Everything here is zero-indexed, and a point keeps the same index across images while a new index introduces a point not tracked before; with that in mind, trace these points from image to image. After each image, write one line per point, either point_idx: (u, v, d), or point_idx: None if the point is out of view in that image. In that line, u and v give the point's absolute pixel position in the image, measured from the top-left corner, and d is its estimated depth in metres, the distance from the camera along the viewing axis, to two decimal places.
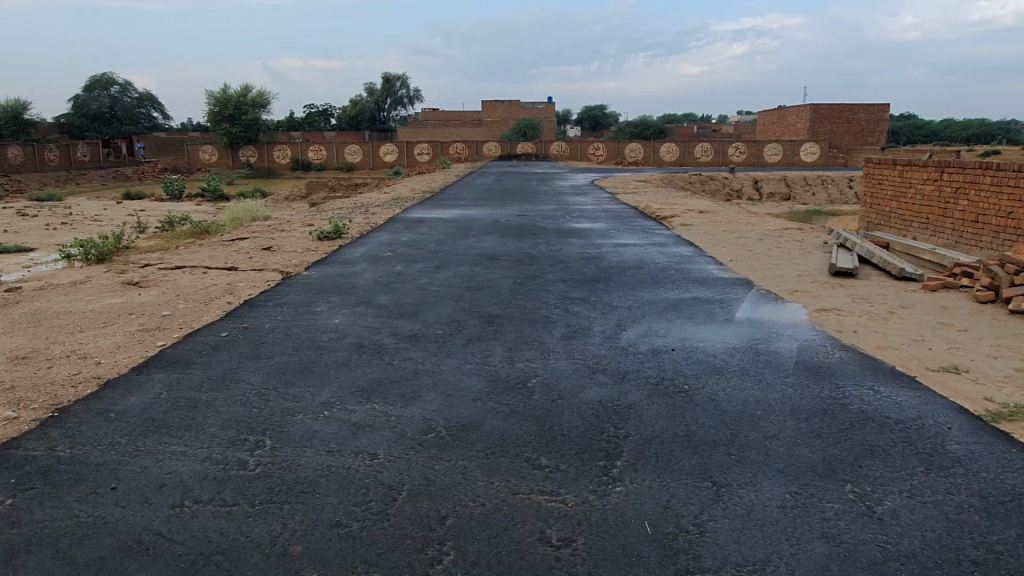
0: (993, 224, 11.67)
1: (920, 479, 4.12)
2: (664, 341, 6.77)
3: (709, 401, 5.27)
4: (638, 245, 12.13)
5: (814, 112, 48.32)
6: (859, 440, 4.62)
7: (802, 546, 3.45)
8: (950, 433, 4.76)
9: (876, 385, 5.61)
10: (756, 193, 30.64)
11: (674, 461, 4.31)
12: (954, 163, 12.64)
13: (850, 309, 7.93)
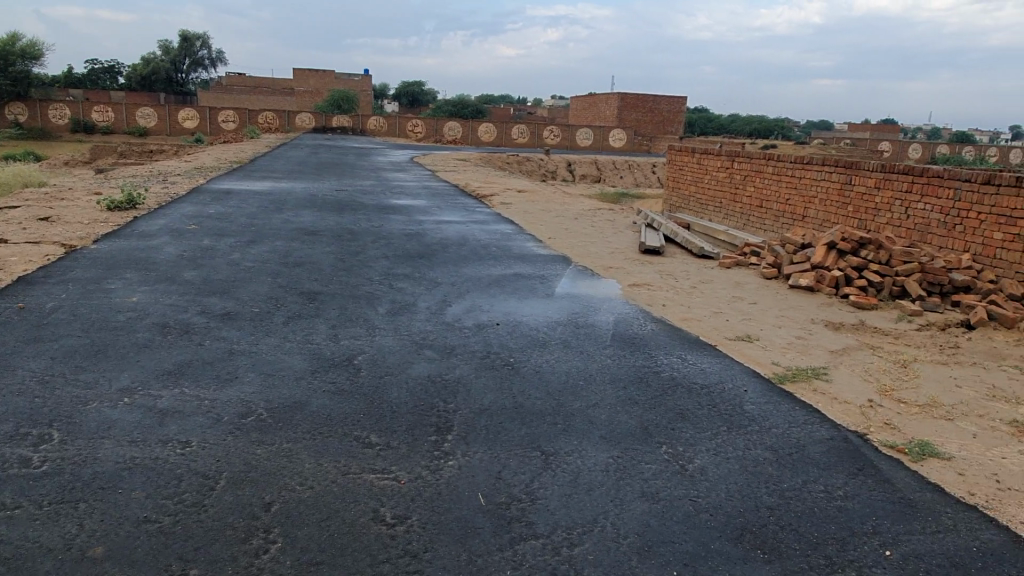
0: (774, 209, 13.09)
1: (723, 438, 4.52)
2: (489, 316, 6.85)
3: (535, 373, 5.41)
4: (460, 222, 12.19)
5: (621, 101, 51.22)
6: (671, 404, 4.97)
7: (625, 506, 3.65)
8: (745, 395, 5.27)
9: (682, 354, 6.07)
10: (569, 174, 31.99)
11: (504, 432, 4.38)
12: (743, 153, 13.96)
13: (659, 284, 8.51)
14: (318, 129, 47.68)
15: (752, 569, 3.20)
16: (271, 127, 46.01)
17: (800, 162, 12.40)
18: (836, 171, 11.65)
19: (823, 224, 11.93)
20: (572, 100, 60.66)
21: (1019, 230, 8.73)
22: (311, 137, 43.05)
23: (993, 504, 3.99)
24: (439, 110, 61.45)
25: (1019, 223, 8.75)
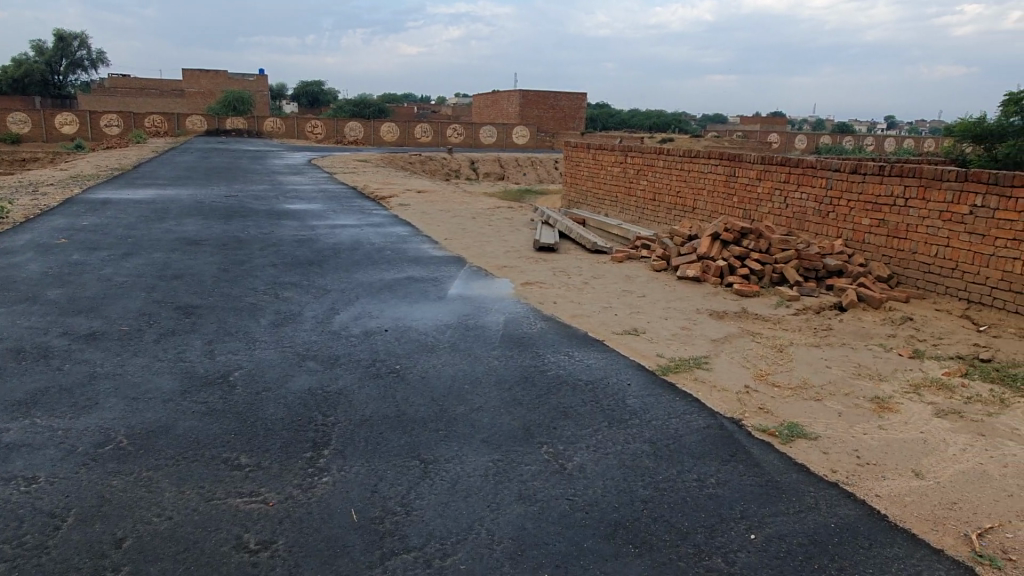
0: (666, 202, 13.46)
1: (604, 433, 4.58)
2: (377, 323, 6.72)
3: (420, 379, 5.34)
4: (355, 226, 11.93)
5: (522, 98, 51.57)
6: (554, 403, 5.01)
7: (501, 511, 3.63)
8: (629, 388, 5.37)
9: (570, 351, 6.13)
10: (472, 173, 31.97)
11: (383, 443, 4.29)
12: (635, 148, 14.30)
13: (551, 281, 8.59)
14: (211, 132, 45.77)
15: (623, 565, 3.24)
16: (159, 131, 43.79)
17: (688, 156, 12.81)
18: (720, 163, 12.10)
19: (711, 215, 12.37)
20: (474, 98, 60.64)
21: (884, 216, 9.35)
22: (203, 139, 41.22)
23: (853, 479, 4.22)
24: (339, 111, 60.11)
25: (883, 208, 9.38)
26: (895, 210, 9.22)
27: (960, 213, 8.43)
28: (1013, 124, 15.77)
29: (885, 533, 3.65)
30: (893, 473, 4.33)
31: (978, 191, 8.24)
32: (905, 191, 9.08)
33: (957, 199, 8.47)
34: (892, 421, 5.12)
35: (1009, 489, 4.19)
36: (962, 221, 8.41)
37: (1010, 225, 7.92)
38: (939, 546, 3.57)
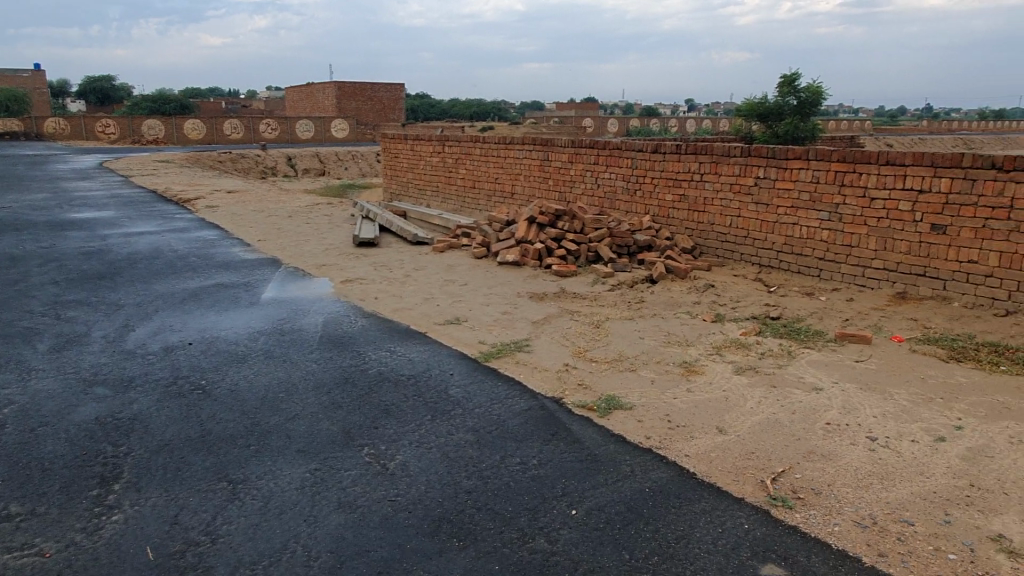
0: (485, 189, 13.59)
1: (426, 427, 4.50)
2: (180, 336, 6.18)
3: (228, 393, 4.96)
4: (154, 232, 10.96)
5: (339, 90, 50.11)
6: (375, 402, 4.85)
7: (319, 523, 3.43)
8: (452, 379, 5.32)
9: (392, 347, 5.98)
10: (290, 170, 30.58)
11: (185, 468, 3.93)
12: (452, 137, 14.28)
13: (372, 277, 8.35)
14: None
15: (447, 560, 3.18)
16: None
17: (503, 142, 12.99)
18: (534, 148, 12.39)
19: (529, 199, 12.64)
20: (287, 92, 58.11)
21: (684, 191, 10.03)
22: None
23: (665, 443, 4.44)
24: (135, 108, 55.06)
25: (682, 184, 10.05)
26: (692, 185, 9.92)
27: (747, 185, 9.24)
28: (790, 104, 17.45)
29: (693, 490, 3.87)
30: (700, 432, 4.61)
31: (760, 164, 9.06)
32: (699, 167, 9.79)
33: (743, 172, 9.25)
34: (698, 383, 5.47)
35: (797, 434, 4.61)
36: (749, 191, 9.22)
37: (789, 193, 8.80)
38: (740, 495, 3.84)
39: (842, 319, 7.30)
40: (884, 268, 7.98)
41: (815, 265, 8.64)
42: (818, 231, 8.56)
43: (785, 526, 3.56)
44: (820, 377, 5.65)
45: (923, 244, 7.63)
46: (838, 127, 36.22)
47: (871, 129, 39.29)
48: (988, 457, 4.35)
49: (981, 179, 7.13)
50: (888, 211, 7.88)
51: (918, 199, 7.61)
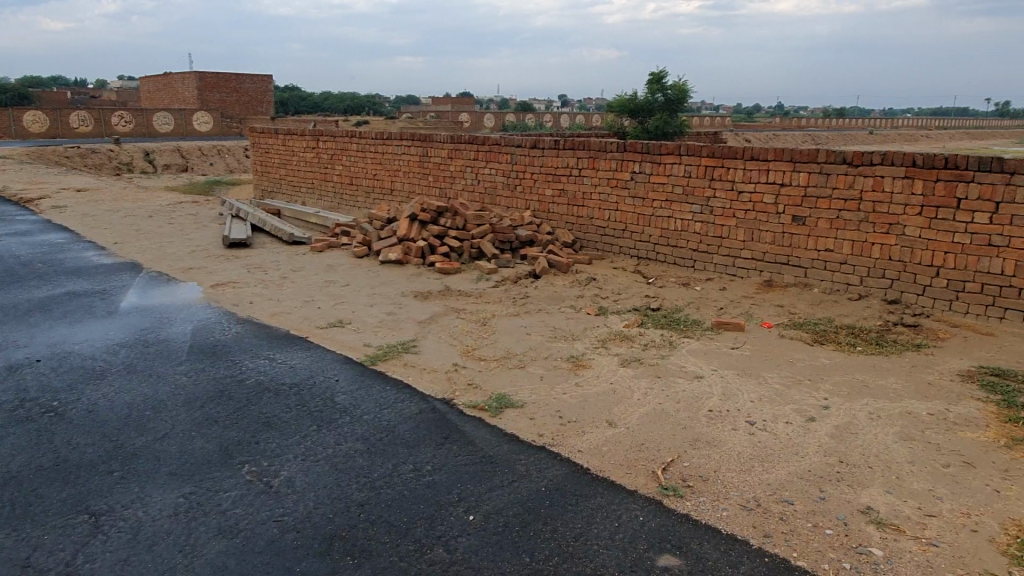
0: (363, 185, 13.23)
1: (312, 439, 4.27)
2: (25, 353, 5.56)
3: (87, 414, 4.51)
4: None
5: (201, 81, 47.33)
6: (255, 415, 4.56)
7: (197, 553, 3.17)
8: (337, 385, 5.10)
9: (270, 354, 5.66)
10: (148, 165, 28.51)
11: (38, 502, 3.52)
12: (326, 131, 13.79)
13: (246, 280, 7.90)
14: None
15: None
16: None
17: (380, 137, 12.68)
18: (412, 144, 12.18)
19: (409, 195, 12.42)
20: (141, 83, 54.27)
21: (563, 186, 10.17)
22: None
23: (557, 440, 4.45)
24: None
25: (561, 179, 10.19)
26: (571, 180, 10.07)
27: (624, 180, 9.48)
28: (657, 101, 18.20)
29: (588, 486, 3.90)
30: (591, 427, 4.66)
31: (635, 159, 9.32)
32: (577, 162, 9.95)
33: (619, 167, 9.49)
34: (586, 377, 5.54)
35: (683, 423, 4.75)
36: (626, 186, 9.47)
37: (663, 188, 9.11)
38: (634, 487, 3.90)
39: (716, 307, 7.65)
40: (752, 258, 8.45)
41: (689, 256, 9.02)
42: (691, 224, 8.93)
43: (677, 515, 3.64)
44: (700, 365, 5.88)
45: (785, 235, 8.13)
46: (701, 123, 38.15)
47: (730, 125, 41.66)
48: (853, 433, 4.67)
49: (835, 173, 7.66)
50: (754, 204, 8.32)
51: (780, 191, 8.09)
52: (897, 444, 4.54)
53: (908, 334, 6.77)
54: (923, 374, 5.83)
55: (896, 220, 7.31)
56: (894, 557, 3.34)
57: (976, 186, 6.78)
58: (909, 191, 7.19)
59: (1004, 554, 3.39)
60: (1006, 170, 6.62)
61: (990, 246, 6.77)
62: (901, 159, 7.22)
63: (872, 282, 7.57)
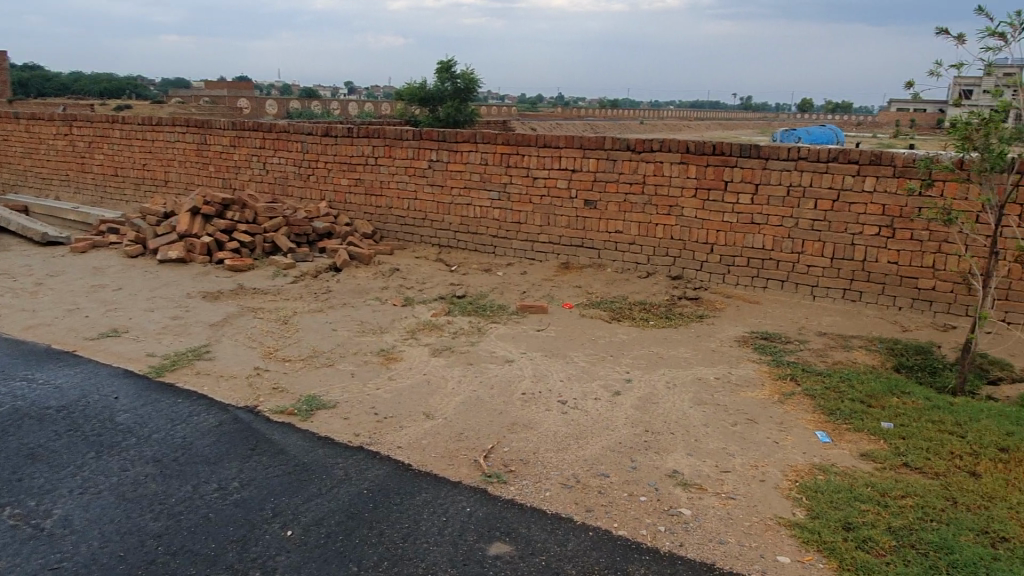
0: (131, 176, 11.88)
1: (90, 468, 3.72)
2: None
3: None
4: None
5: None
6: (14, 447, 3.89)
7: None
8: (117, 403, 4.50)
9: (29, 374, 4.86)
10: None
11: None
12: (81, 116, 12.17)
13: None
14: None
15: None
16: None
17: (149, 123, 11.45)
18: (188, 131, 11.13)
19: (187, 187, 11.36)
20: None
21: (359, 174, 9.86)
22: None
23: (375, 438, 4.27)
24: None
25: (357, 168, 9.87)
26: (367, 168, 9.79)
27: (421, 167, 9.39)
28: (447, 89, 17.99)
29: (412, 483, 3.78)
30: (408, 421, 4.53)
31: (431, 147, 9.25)
32: (372, 150, 9.68)
33: (416, 155, 9.38)
34: (399, 370, 5.39)
35: (499, 408, 4.79)
36: (424, 174, 9.39)
37: (461, 175, 9.14)
38: (457, 479, 3.85)
39: (519, 291, 7.84)
40: (549, 242, 8.77)
41: (490, 242, 9.16)
42: (490, 211, 9.06)
43: (503, 501, 3.64)
44: (510, 349, 5.98)
45: (579, 219, 8.53)
46: (488, 112, 38.94)
47: (516, 114, 42.93)
48: (654, 403, 4.99)
49: (620, 159, 8.14)
50: (549, 190, 8.62)
51: (572, 177, 8.45)
52: (691, 409, 4.93)
53: (690, 307, 7.41)
54: (706, 342, 6.40)
55: (675, 202, 7.95)
56: (701, 514, 3.60)
57: (739, 170, 7.55)
58: (684, 175, 7.83)
59: (788, 497, 3.79)
60: (763, 155, 7.42)
61: (752, 223, 7.60)
62: (676, 146, 7.84)
63: (657, 261, 8.19)
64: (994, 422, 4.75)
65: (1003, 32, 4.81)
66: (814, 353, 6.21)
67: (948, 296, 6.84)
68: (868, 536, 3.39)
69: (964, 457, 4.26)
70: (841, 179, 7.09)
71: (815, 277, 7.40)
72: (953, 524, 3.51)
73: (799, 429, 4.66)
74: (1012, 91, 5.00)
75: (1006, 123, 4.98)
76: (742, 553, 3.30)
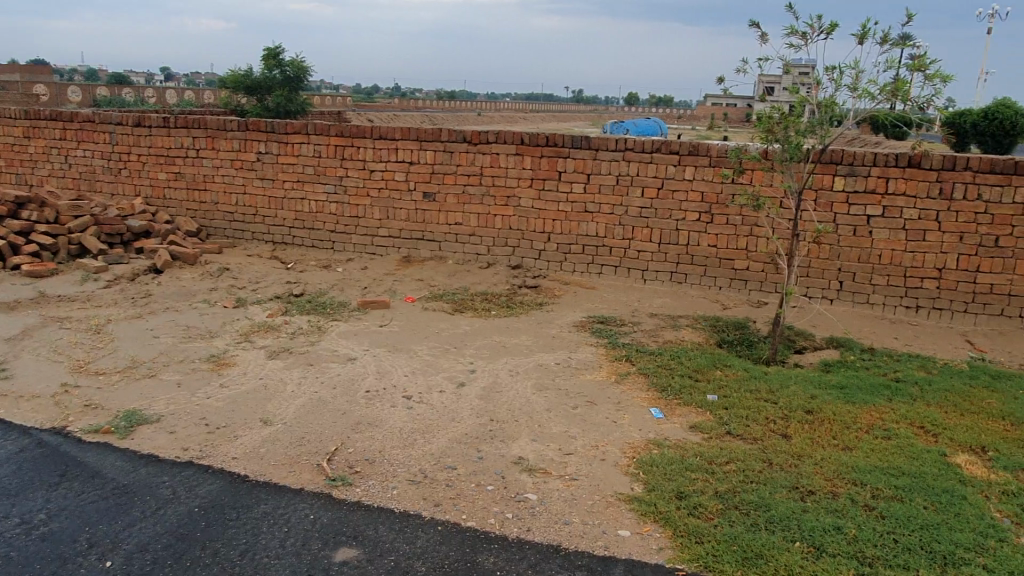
0: None
1: None
2: None
3: None
4: None
5: None
6: None
7: None
8: None
9: None
10: None
11: None
12: None
13: None
14: None
15: None
16: None
17: None
18: None
19: None
20: None
21: (179, 169, 9.17)
22: None
23: (206, 451, 3.99)
24: None
25: (176, 161, 9.17)
26: (188, 162, 9.12)
27: (249, 160, 8.88)
28: (275, 78, 17.12)
29: (249, 495, 3.56)
30: (243, 429, 4.27)
31: (259, 139, 8.78)
32: (193, 142, 9.04)
33: (243, 147, 8.87)
34: (232, 376, 5.07)
35: (342, 408, 4.63)
36: (252, 167, 8.89)
37: (292, 168, 8.75)
38: (299, 486, 3.67)
39: (360, 287, 7.64)
40: (389, 235, 8.62)
41: (327, 237, 8.85)
42: (326, 205, 8.76)
43: (348, 504, 3.52)
44: (352, 346, 5.81)
45: (419, 211, 8.45)
46: (322, 102, 37.61)
47: (351, 105, 41.81)
48: (498, 392, 5.05)
49: (457, 151, 8.15)
50: (386, 182, 8.46)
51: (410, 169, 8.35)
52: (534, 395, 5.04)
53: (531, 295, 7.59)
54: (547, 329, 6.58)
55: (512, 193, 8.08)
56: (546, 497, 3.69)
57: (571, 161, 7.80)
58: (520, 166, 7.98)
59: (626, 473, 3.98)
60: (593, 147, 7.72)
61: (586, 212, 7.89)
62: (511, 138, 7.97)
63: (497, 251, 8.30)
64: (800, 388, 5.29)
65: (802, 33, 5.31)
66: (646, 334, 6.57)
67: (760, 275, 7.49)
68: (698, 503, 3.63)
69: (777, 421, 4.68)
70: (664, 168, 7.53)
71: (645, 261, 7.83)
72: (770, 483, 3.85)
73: (635, 407, 4.91)
74: (806, 89, 5.53)
75: (802, 117, 5.50)
76: (586, 531, 3.42)
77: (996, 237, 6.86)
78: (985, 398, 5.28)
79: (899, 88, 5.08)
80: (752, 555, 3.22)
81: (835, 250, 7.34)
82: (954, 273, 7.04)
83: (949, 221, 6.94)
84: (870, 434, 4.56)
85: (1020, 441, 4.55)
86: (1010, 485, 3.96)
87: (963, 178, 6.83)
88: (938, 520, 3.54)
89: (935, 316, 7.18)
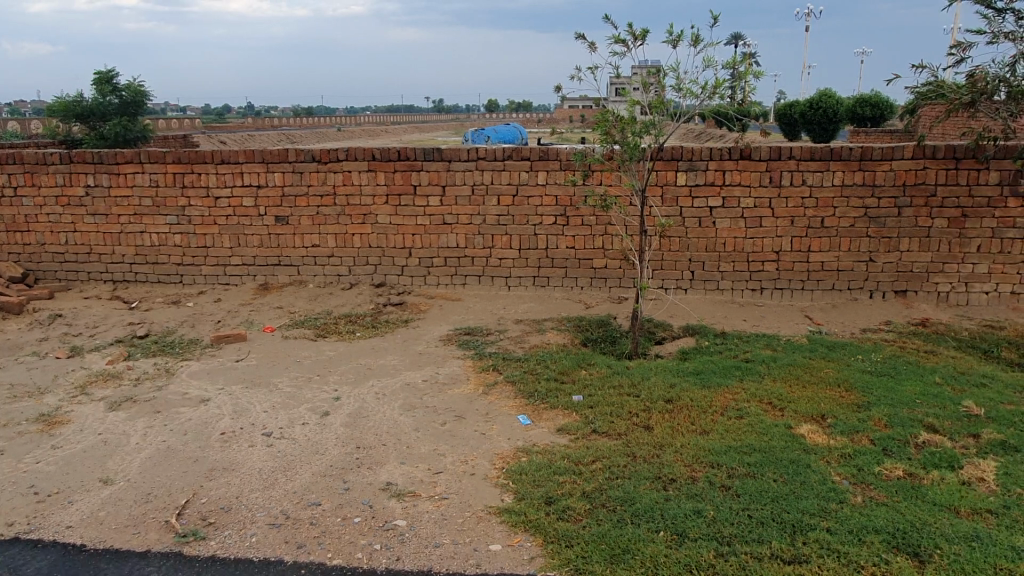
0: None
1: None
2: None
3: None
4: None
5: None
6: None
7: None
8: None
9: None
10: None
11: None
12: None
13: None
14: None
15: None
16: None
17: None
18: None
19: None
20: None
21: None
22: None
23: (35, 523, 3.62)
24: None
25: None
26: (6, 201, 8.31)
27: (76, 196, 8.19)
28: (111, 103, 15.69)
29: (86, 568, 3.28)
30: (80, 493, 3.91)
31: (86, 171, 8.09)
32: (10, 179, 8.23)
33: (68, 181, 8.15)
34: (65, 436, 4.62)
35: (193, 455, 4.34)
36: (81, 203, 8.20)
37: (128, 201, 8.15)
38: (144, 548, 3.41)
39: (213, 321, 7.23)
40: (242, 263, 8.22)
41: (174, 271, 8.32)
42: (169, 237, 8.22)
43: (200, 561, 3.31)
44: (205, 387, 5.46)
45: (272, 236, 8.10)
46: (168, 125, 35.42)
47: (202, 126, 39.85)
48: (364, 417, 4.91)
49: (306, 171, 7.87)
50: (233, 209, 8.05)
51: (258, 193, 7.98)
52: (402, 416, 4.94)
53: (396, 313, 7.49)
54: (413, 346, 6.48)
55: (368, 210, 7.91)
56: (415, 522, 3.61)
57: (425, 174, 7.75)
58: (373, 183, 7.83)
59: (496, 485, 3.96)
60: (445, 158, 7.69)
61: (444, 224, 7.86)
62: (362, 154, 7.79)
63: (359, 270, 8.11)
64: (660, 378, 5.50)
65: (623, 40, 5.54)
66: (513, 341, 6.62)
67: (617, 272, 7.74)
68: (566, 506, 3.67)
69: (639, 414, 4.84)
70: (518, 175, 7.62)
71: (507, 269, 7.91)
72: (634, 476, 3.95)
73: (503, 416, 4.92)
74: (637, 91, 5.78)
75: (636, 119, 5.74)
76: (456, 551, 3.38)
77: (822, 219, 7.44)
78: (823, 368, 5.70)
79: (717, 86, 5.41)
80: (619, 551, 3.29)
81: (684, 242, 7.71)
82: (790, 255, 7.58)
83: (781, 207, 7.46)
84: (725, 415, 4.79)
85: (854, 405, 4.93)
86: (847, 448, 4.28)
87: (788, 166, 7.36)
88: (786, 491, 3.75)
89: (777, 296, 7.71)
